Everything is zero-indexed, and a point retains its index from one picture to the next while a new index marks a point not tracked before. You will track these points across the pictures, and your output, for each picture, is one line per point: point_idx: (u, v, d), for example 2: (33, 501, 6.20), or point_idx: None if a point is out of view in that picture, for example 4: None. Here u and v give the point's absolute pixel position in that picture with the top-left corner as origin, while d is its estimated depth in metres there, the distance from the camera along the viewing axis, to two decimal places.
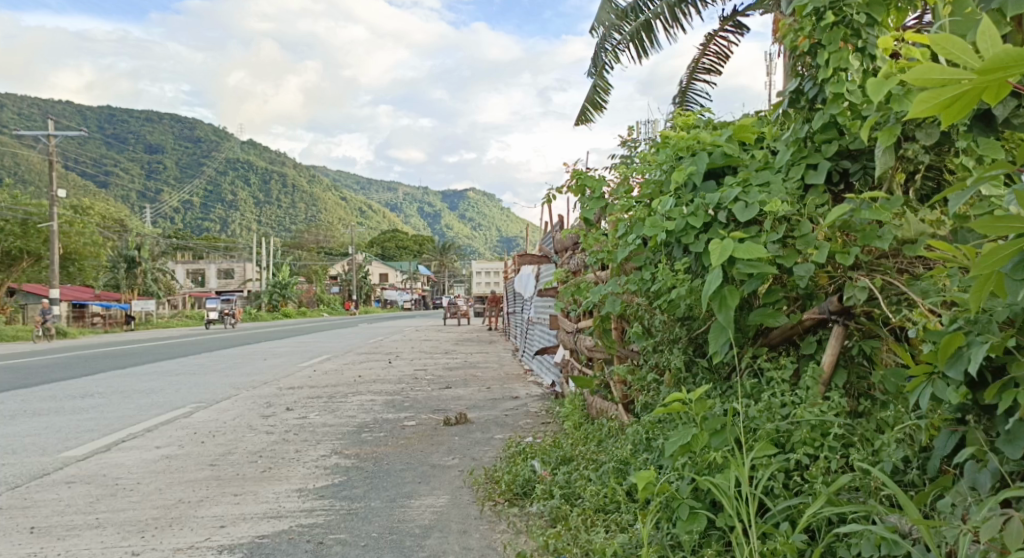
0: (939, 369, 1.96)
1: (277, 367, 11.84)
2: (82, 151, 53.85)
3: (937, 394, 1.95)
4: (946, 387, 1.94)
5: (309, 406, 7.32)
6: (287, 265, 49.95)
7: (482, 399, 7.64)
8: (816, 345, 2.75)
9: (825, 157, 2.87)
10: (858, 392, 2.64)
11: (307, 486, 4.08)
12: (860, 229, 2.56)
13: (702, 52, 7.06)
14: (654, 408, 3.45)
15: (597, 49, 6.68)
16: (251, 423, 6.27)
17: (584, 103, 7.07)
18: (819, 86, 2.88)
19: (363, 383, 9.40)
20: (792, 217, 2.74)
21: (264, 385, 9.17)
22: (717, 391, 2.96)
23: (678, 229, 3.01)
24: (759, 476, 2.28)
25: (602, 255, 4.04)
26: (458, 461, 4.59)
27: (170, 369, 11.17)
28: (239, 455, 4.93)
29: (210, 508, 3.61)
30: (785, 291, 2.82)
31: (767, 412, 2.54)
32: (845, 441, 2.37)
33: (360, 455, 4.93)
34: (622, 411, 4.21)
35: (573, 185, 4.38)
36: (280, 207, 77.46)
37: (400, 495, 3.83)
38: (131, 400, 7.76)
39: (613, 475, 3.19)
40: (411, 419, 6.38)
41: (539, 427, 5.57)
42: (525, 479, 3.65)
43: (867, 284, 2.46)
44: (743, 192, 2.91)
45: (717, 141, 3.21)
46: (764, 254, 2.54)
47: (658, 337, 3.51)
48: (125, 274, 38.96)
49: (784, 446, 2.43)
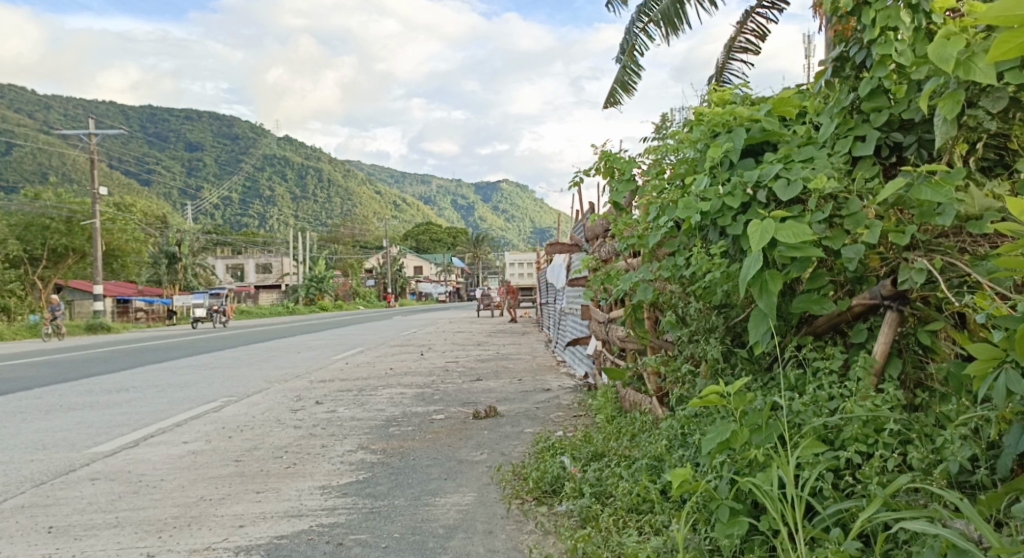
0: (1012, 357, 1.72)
1: (310, 360, 11.95)
2: (124, 151, 55.54)
3: (1010, 386, 1.71)
4: (1020, 378, 1.70)
5: (339, 399, 7.32)
6: (323, 260, 50.74)
7: (513, 391, 7.53)
8: (866, 333, 2.51)
9: (873, 127, 2.61)
10: (914, 383, 2.40)
11: (330, 483, 4.02)
12: (917, 206, 2.28)
13: (738, 30, 6.74)
14: (690, 401, 3.26)
15: (627, 29, 6.45)
16: (279, 417, 6.28)
17: (613, 85, 6.81)
18: (866, 50, 2.62)
19: (393, 375, 9.40)
20: (839, 194, 2.51)
21: (295, 379, 9.25)
22: (758, 383, 2.75)
23: (714, 210, 2.84)
24: (804, 476, 2.08)
25: (633, 240, 3.85)
26: (486, 457, 4.47)
27: (205, 362, 11.37)
28: (265, 451, 4.91)
29: (230, 506, 3.60)
30: (832, 275, 2.58)
31: (813, 407, 2.33)
32: (903, 437, 2.12)
33: (386, 450, 4.86)
34: (656, 403, 4.03)
35: (602, 167, 4.19)
36: (315, 202, 78.65)
37: (425, 492, 3.74)
38: (166, 394, 7.90)
39: (647, 473, 3.02)
40: (440, 412, 6.30)
41: (570, 421, 5.43)
42: (554, 476, 3.51)
43: (925, 266, 2.19)
44: (785, 169, 2.72)
45: (755, 115, 3.00)
46: (809, 233, 2.35)
47: (693, 327, 3.30)
48: (166, 270, 40.10)
49: (833, 444, 2.20)
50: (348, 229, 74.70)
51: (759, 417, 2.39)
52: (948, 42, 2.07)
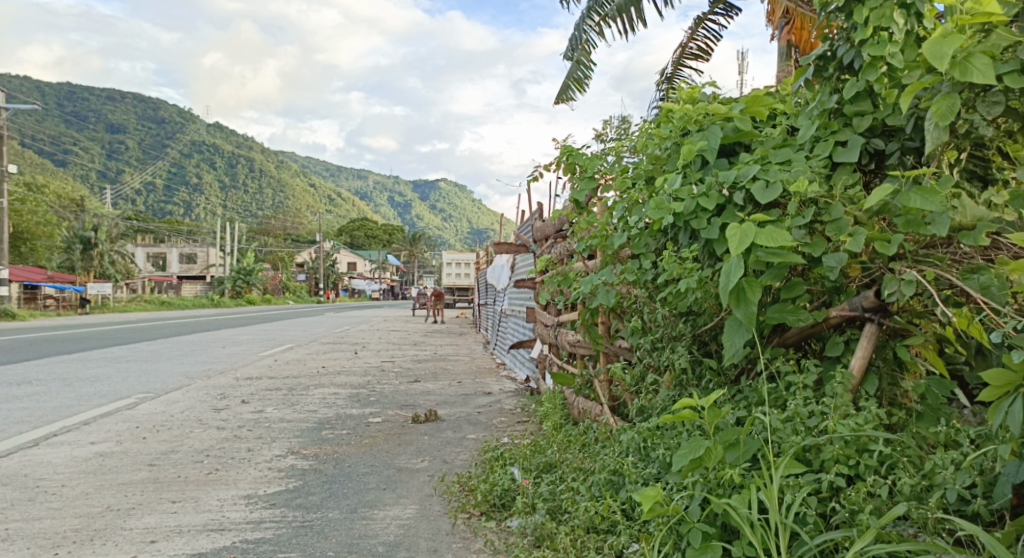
0: None
1: (237, 355, 11.23)
2: (37, 127, 51.56)
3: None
4: None
5: (267, 399, 6.83)
6: (252, 253, 48.55)
7: (453, 394, 7.23)
8: (843, 346, 2.40)
9: (855, 132, 2.51)
10: (889, 399, 2.31)
11: (256, 492, 3.63)
12: (904, 214, 2.19)
13: (690, 37, 6.70)
14: (651, 413, 3.10)
15: (577, 28, 6.31)
16: (200, 417, 5.75)
17: (566, 80, 6.66)
18: (855, 51, 2.49)
19: (326, 374, 8.92)
20: (820, 199, 2.40)
21: (218, 375, 8.62)
22: (727, 397, 2.62)
23: (687, 211, 2.70)
24: (786, 501, 1.93)
25: (593, 240, 3.67)
26: (427, 465, 4.19)
27: (117, 355, 10.48)
28: (184, 454, 4.44)
29: (141, 518, 3.17)
30: (809, 284, 2.47)
31: (792, 423, 2.19)
32: (888, 462, 2.00)
33: (319, 456, 4.48)
34: (610, 413, 3.88)
35: (563, 162, 3.99)
36: (247, 192, 75.49)
37: (362, 504, 3.41)
38: (73, 388, 7.17)
39: (606, 490, 2.82)
40: (376, 415, 5.95)
41: (514, 427, 5.21)
42: (503, 489, 3.26)
43: (915, 278, 2.08)
44: (762, 170, 2.59)
45: (729, 114, 2.88)
46: (791, 239, 2.21)
47: (657, 334, 3.14)
48: (81, 257, 36.37)
49: (813, 465, 2.07)
50: (280, 221, 71.89)
51: (734, 433, 2.23)
52: (945, 40, 1.95)
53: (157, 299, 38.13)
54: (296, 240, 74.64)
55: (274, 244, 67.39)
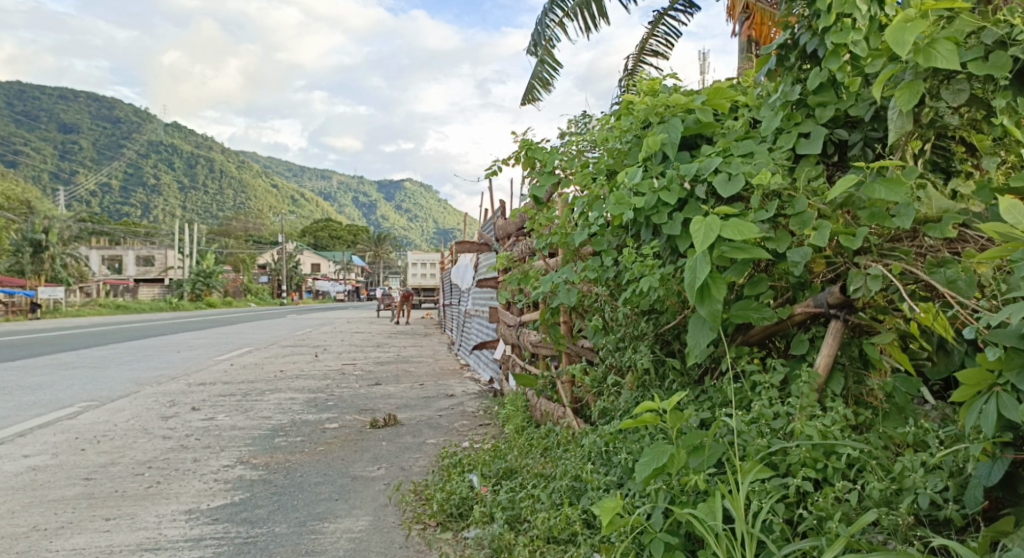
0: (1007, 379, 1.52)
1: (192, 360, 10.82)
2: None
3: (1004, 411, 1.51)
4: (1016, 404, 1.50)
5: (220, 405, 6.53)
6: (212, 255, 47.19)
7: (415, 397, 7.04)
8: (808, 344, 2.32)
9: (818, 123, 2.43)
10: (854, 398, 2.25)
11: (199, 506, 3.40)
12: (869, 206, 2.12)
13: (650, 33, 6.65)
14: (614, 416, 2.99)
15: (539, 24, 6.19)
16: (146, 426, 5.45)
17: (531, 81, 6.54)
18: (817, 40, 2.41)
19: (284, 378, 8.61)
20: (784, 192, 2.32)
21: (170, 381, 8.25)
22: (691, 398, 2.52)
23: (648, 206, 2.59)
24: (752, 509, 1.83)
25: (552, 237, 3.55)
26: (383, 472, 4.01)
27: (63, 361, 9.97)
28: (124, 467, 4.16)
29: (70, 538, 2.93)
30: (773, 280, 2.39)
31: (757, 426, 2.10)
32: (857, 465, 1.92)
33: (270, 465, 4.26)
34: (572, 415, 3.77)
35: (522, 157, 3.86)
36: (205, 192, 73.45)
37: (312, 517, 3.22)
38: (11, 397, 6.75)
39: (566, 497, 2.70)
40: (334, 420, 5.73)
41: (476, 431, 5.06)
42: (461, 498, 3.11)
43: (881, 273, 2.02)
44: (724, 162, 2.50)
45: (690, 105, 2.79)
46: (755, 234, 2.12)
47: (619, 333, 3.03)
48: (30, 259, 34.87)
49: (780, 470, 1.98)
50: (241, 222, 70.24)
51: (699, 437, 2.13)
52: (907, 26, 1.87)
53: (112, 303, 36.82)
54: (258, 241, 72.85)
55: (234, 246, 65.70)
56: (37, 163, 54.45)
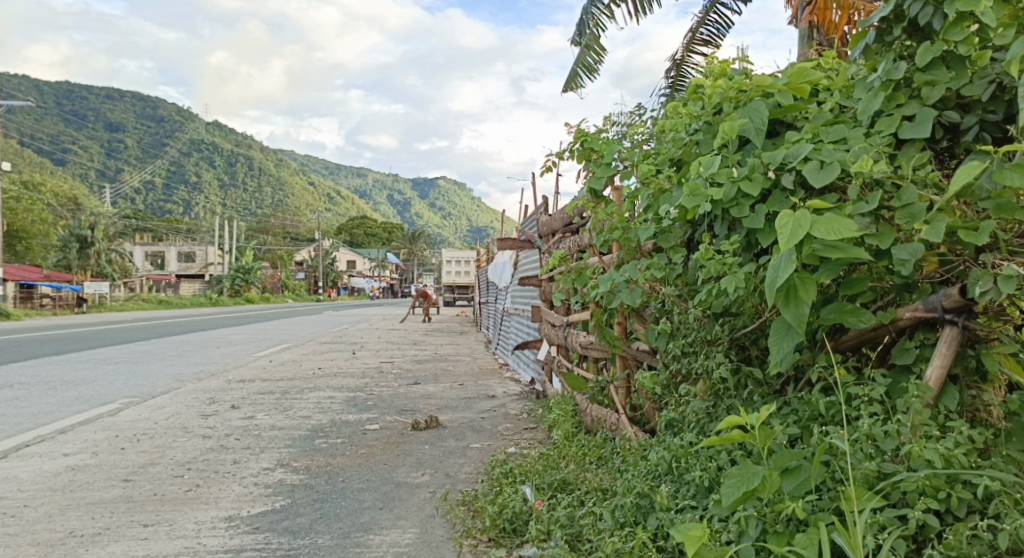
0: None
1: (232, 356, 10.89)
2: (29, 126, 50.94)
3: None
4: None
5: (259, 404, 6.48)
6: (251, 251, 47.96)
7: (455, 398, 6.88)
8: (914, 353, 2.04)
9: (925, 105, 2.15)
10: (970, 415, 1.96)
11: (239, 513, 3.29)
12: (994, 196, 1.84)
13: (700, 21, 6.32)
14: (681, 428, 2.76)
15: (584, 10, 5.93)
16: (186, 425, 5.41)
17: (574, 67, 6.29)
18: (930, 8, 2.11)
19: (321, 377, 8.54)
20: (887, 181, 2.06)
21: (210, 378, 8.28)
22: (773, 411, 2.28)
23: (726, 198, 2.36)
24: (868, 546, 1.58)
25: (611, 233, 3.34)
26: (428, 479, 3.84)
27: (109, 356, 10.12)
28: (163, 468, 4.09)
29: (107, 545, 2.84)
30: (873, 280, 2.11)
31: (862, 447, 1.84)
32: (987, 496, 1.66)
33: (310, 469, 4.14)
34: (628, 422, 3.58)
35: (577, 149, 3.66)
36: (245, 190, 74.97)
37: (355, 528, 3.07)
38: (55, 392, 6.82)
39: (633, 516, 2.48)
40: (374, 422, 5.60)
41: (521, 436, 4.86)
42: (515, 512, 2.91)
43: (1015, 272, 1.73)
44: (814, 149, 2.25)
45: (770, 87, 2.53)
46: (855, 229, 1.87)
47: (689, 338, 2.80)
48: (78, 255, 35.87)
49: (892, 499, 1.73)
50: (279, 220, 71.48)
51: (792, 458, 1.90)
52: None
53: (155, 298, 37.71)
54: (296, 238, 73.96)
55: (272, 243, 66.87)
56: (86, 163, 56.32)
